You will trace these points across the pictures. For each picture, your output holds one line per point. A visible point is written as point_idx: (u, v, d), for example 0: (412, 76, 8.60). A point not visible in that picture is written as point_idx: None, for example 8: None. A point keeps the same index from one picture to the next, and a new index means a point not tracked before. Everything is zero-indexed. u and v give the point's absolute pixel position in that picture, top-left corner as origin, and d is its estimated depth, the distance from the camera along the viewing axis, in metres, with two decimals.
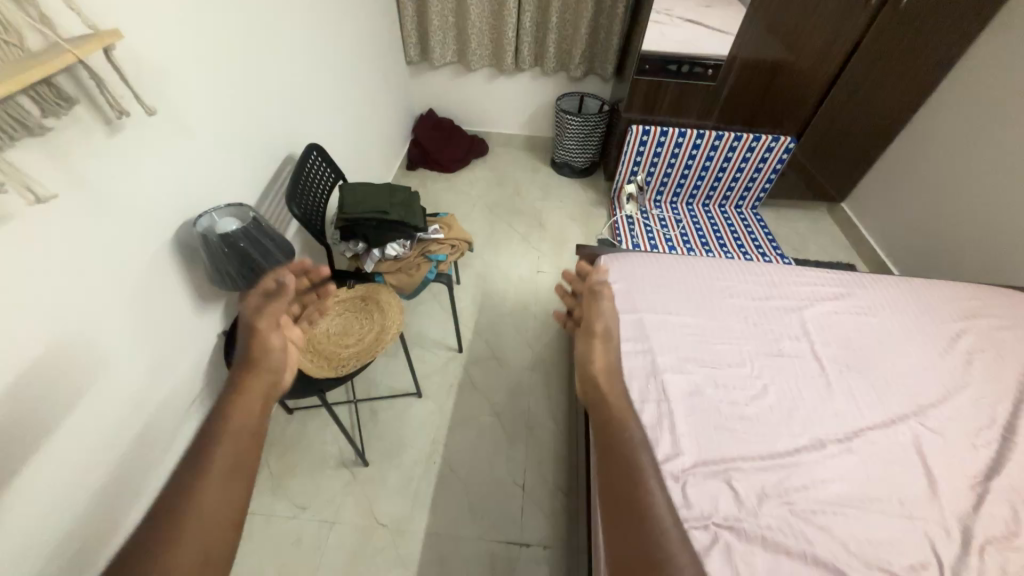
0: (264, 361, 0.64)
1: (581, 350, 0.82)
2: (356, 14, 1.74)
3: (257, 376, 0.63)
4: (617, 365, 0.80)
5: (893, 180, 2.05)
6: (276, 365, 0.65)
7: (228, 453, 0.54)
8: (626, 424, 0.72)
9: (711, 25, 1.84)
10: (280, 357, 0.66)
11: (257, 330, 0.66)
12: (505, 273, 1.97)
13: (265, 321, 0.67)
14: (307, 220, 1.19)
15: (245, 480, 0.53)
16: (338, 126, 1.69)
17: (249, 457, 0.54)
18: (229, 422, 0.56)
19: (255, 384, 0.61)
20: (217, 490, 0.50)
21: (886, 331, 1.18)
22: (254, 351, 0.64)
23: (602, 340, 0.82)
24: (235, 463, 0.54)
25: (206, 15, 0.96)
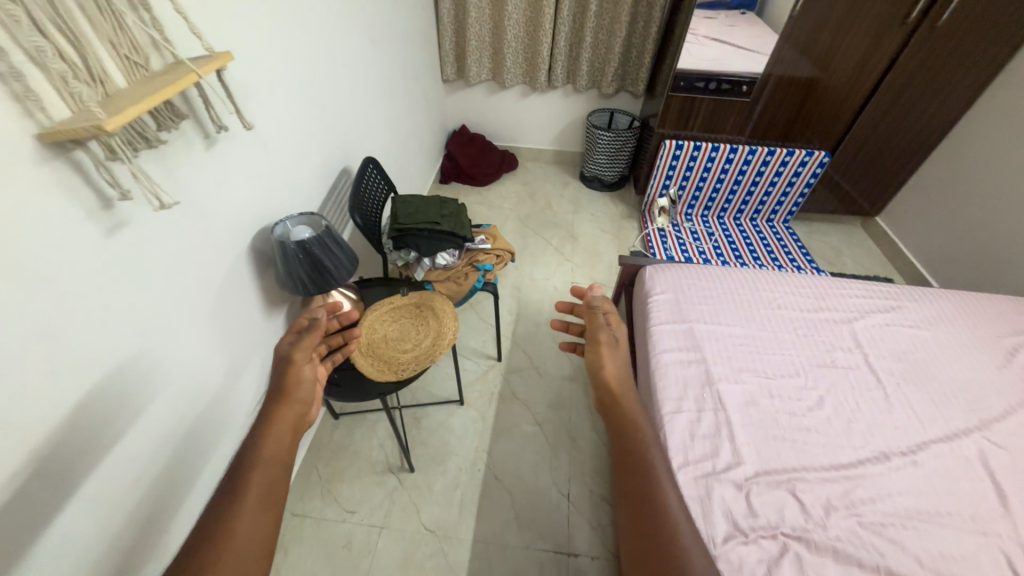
0: (297, 392, 0.69)
1: (588, 360, 0.81)
2: (402, 35, 1.83)
3: (286, 407, 0.67)
4: (627, 371, 0.78)
5: (930, 194, 2.03)
6: (305, 397, 0.70)
7: (263, 480, 0.57)
8: (640, 427, 0.69)
9: (736, 42, 1.89)
10: (310, 389, 0.70)
11: (292, 362, 0.72)
12: (540, 284, 2.00)
13: (300, 354, 0.73)
14: (366, 230, 1.24)
15: (274, 512, 0.56)
16: (385, 141, 1.76)
17: (280, 487, 0.58)
18: (263, 450, 0.60)
19: (282, 413, 0.66)
20: (251, 518, 0.54)
21: (940, 344, 1.17)
22: (288, 382, 0.70)
23: (608, 349, 0.80)
24: (267, 492, 0.57)
25: (281, 38, 1.03)
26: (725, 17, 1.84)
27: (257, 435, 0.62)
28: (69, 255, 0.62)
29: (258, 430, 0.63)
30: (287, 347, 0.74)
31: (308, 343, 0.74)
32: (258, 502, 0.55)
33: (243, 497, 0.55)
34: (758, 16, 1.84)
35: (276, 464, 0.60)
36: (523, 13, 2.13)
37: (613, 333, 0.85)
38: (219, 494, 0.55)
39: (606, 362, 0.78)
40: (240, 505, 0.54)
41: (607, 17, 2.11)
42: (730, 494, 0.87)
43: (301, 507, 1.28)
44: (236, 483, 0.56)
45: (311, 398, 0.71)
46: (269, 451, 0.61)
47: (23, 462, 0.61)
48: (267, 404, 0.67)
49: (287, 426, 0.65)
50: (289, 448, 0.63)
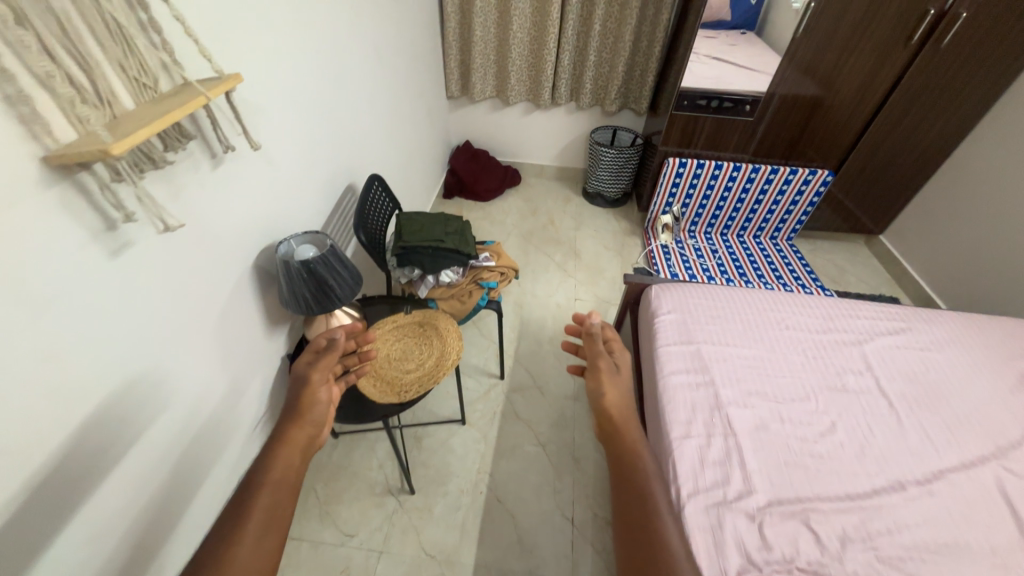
0: (310, 414, 0.69)
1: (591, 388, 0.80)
2: (407, 52, 1.85)
3: (298, 429, 0.66)
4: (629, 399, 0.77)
5: (934, 213, 2.03)
6: (318, 420, 0.70)
7: (266, 503, 0.56)
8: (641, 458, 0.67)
9: (739, 62, 1.90)
10: (323, 411, 0.70)
11: (309, 382, 0.72)
12: (542, 301, 1.99)
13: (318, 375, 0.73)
14: (372, 248, 1.23)
15: (278, 538, 0.54)
16: (388, 158, 1.77)
17: (283, 512, 0.56)
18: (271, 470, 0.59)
19: (295, 434, 0.65)
20: (252, 544, 0.52)
21: (952, 368, 1.15)
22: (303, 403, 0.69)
23: (608, 377, 0.80)
24: (270, 516, 0.55)
25: (290, 57, 1.03)
26: (726, 37, 1.85)
27: (267, 453, 0.61)
28: (73, 275, 0.61)
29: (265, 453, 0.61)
30: (306, 368, 0.75)
31: (326, 365, 0.75)
32: (262, 524, 0.54)
33: (248, 518, 0.53)
34: (757, 36, 1.86)
35: (283, 486, 0.58)
36: (527, 32, 2.16)
37: (613, 360, 0.85)
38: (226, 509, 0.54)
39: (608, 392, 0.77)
40: (244, 526, 0.53)
41: (611, 37, 2.14)
42: (743, 525, 0.84)
43: (298, 531, 1.25)
44: (243, 502, 0.55)
45: (323, 419, 0.71)
46: (277, 475, 0.59)
47: (19, 488, 0.59)
48: (280, 427, 0.66)
49: (297, 449, 0.64)
50: (298, 470, 0.62)
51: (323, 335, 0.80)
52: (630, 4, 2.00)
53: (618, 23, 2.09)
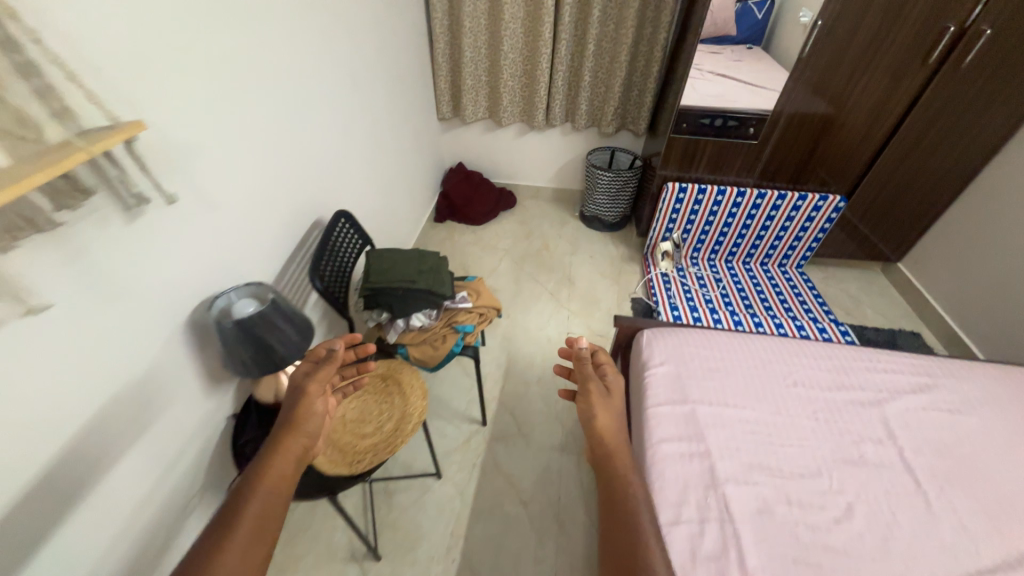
0: (305, 424, 0.70)
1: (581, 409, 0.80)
2: (389, 76, 1.77)
3: (292, 438, 0.69)
4: (620, 424, 0.76)
5: (957, 241, 1.86)
6: (311, 431, 0.71)
7: (256, 513, 0.58)
8: (629, 481, 0.68)
9: (744, 78, 1.78)
10: (318, 423, 0.72)
11: (306, 392, 0.72)
12: (532, 335, 1.87)
13: (315, 386, 0.73)
14: (332, 297, 1.14)
15: (265, 548, 0.56)
16: (367, 186, 1.68)
17: (272, 522, 0.59)
18: (262, 480, 0.62)
19: (288, 444, 0.67)
20: (239, 552, 0.54)
21: (986, 435, 1.00)
22: (298, 414, 0.70)
23: (598, 398, 0.80)
24: (258, 525, 0.57)
25: (241, 90, 0.95)
26: (731, 53, 1.74)
27: (258, 465, 0.64)
28: None
29: (260, 463, 0.64)
30: (303, 377, 0.75)
31: (323, 374, 0.75)
32: (250, 533, 0.56)
33: (236, 527, 0.55)
34: (765, 51, 1.73)
35: (273, 496, 0.61)
36: (519, 52, 2.08)
37: (604, 383, 0.84)
38: (216, 518, 0.56)
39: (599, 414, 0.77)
40: (231, 535, 0.55)
41: (607, 57, 2.05)
42: None
43: None
44: (233, 511, 0.57)
45: (318, 431, 0.73)
46: (267, 486, 0.61)
47: None
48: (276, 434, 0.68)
49: (290, 459, 0.66)
50: (288, 481, 0.65)
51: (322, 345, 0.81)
52: (625, 23, 1.91)
53: (614, 42, 1.99)
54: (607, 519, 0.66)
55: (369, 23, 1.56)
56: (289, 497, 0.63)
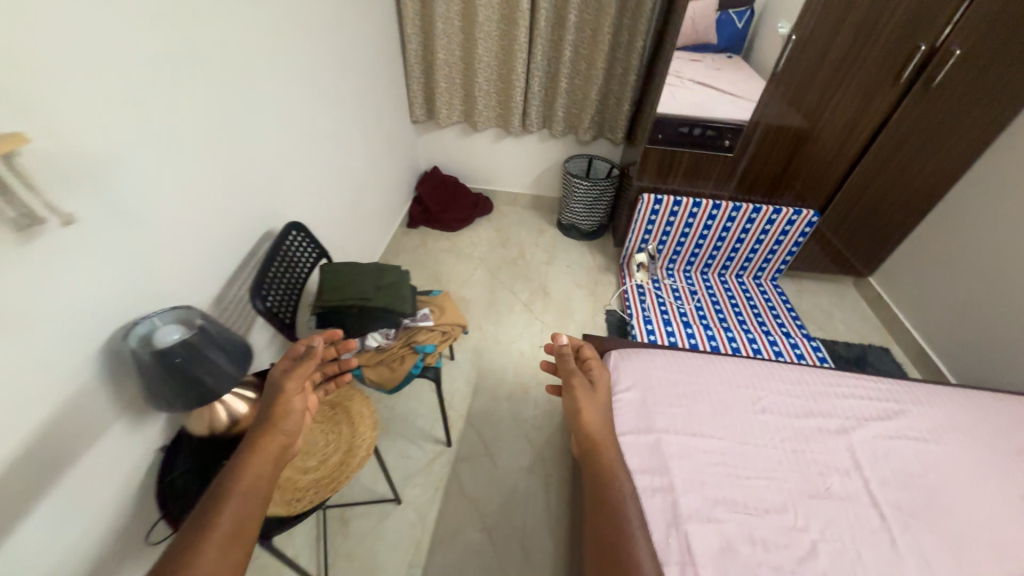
0: (283, 422, 0.70)
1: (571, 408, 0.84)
2: (356, 77, 1.69)
3: (270, 438, 0.68)
4: (603, 421, 0.82)
5: (926, 258, 1.87)
6: (291, 428, 0.71)
7: (233, 513, 0.58)
8: (616, 479, 0.74)
9: (722, 88, 1.75)
10: (296, 420, 0.72)
11: (283, 391, 0.74)
12: (503, 348, 1.81)
13: (293, 383, 0.74)
14: (277, 320, 1.07)
15: (244, 547, 0.56)
16: (329, 192, 1.60)
17: (250, 522, 0.58)
18: (240, 480, 0.62)
19: (266, 443, 0.67)
20: (217, 552, 0.54)
21: (950, 465, 0.98)
22: (276, 411, 0.71)
23: (582, 392, 0.84)
24: (236, 526, 0.57)
25: (171, 93, 0.86)
26: (710, 61, 1.70)
27: (237, 463, 0.63)
28: None
29: (236, 462, 0.64)
30: (281, 374, 0.76)
31: (301, 371, 0.76)
32: (228, 535, 0.56)
33: (213, 528, 0.55)
34: (745, 62, 1.69)
35: (250, 496, 0.60)
36: (495, 56, 2.02)
37: (589, 380, 0.89)
38: (193, 518, 0.56)
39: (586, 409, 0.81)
40: (209, 536, 0.55)
41: (584, 63, 2.00)
42: None
43: None
44: (209, 511, 0.57)
45: (299, 428, 0.73)
46: (244, 486, 0.61)
47: None
48: (252, 434, 0.68)
49: (269, 458, 0.66)
50: (269, 480, 0.64)
51: (301, 343, 0.83)
52: (602, 29, 1.86)
53: (591, 49, 1.95)
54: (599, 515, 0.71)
55: (332, 21, 1.48)
56: (269, 496, 0.63)
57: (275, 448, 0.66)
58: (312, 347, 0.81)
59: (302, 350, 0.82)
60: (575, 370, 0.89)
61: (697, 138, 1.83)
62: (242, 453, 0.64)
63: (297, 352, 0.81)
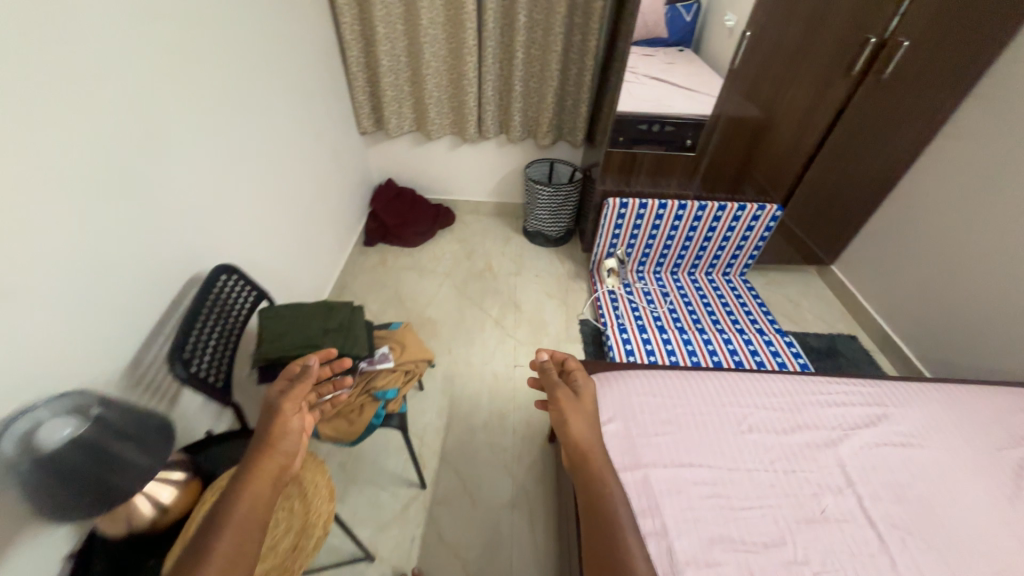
0: (280, 443, 0.69)
1: (556, 420, 0.84)
2: (291, 90, 1.53)
3: (268, 461, 0.68)
4: (593, 428, 0.83)
5: (885, 245, 1.90)
6: (289, 450, 0.71)
7: (229, 544, 0.59)
8: (607, 485, 0.77)
9: (676, 82, 1.69)
10: (293, 442, 0.71)
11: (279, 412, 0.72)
12: (476, 372, 1.70)
13: (289, 404, 0.73)
14: (204, 385, 0.93)
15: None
16: (269, 220, 1.44)
17: (247, 551, 0.60)
18: (237, 506, 0.62)
19: (264, 466, 0.67)
20: None
21: (936, 470, 0.96)
22: (273, 433, 0.70)
23: (568, 403, 0.85)
24: (231, 557, 0.59)
25: (37, 134, 0.71)
26: (663, 55, 1.62)
27: (234, 489, 0.64)
28: None
29: (235, 486, 0.64)
30: (275, 396, 0.74)
31: (298, 392, 0.74)
32: (224, 567, 0.58)
33: (210, 560, 0.57)
34: (698, 54, 1.63)
35: (246, 524, 0.61)
36: (443, 60, 1.90)
37: (573, 387, 0.88)
38: (191, 546, 0.58)
39: (571, 420, 0.82)
40: (205, 568, 0.57)
41: (537, 64, 1.92)
42: None
43: None
44: (206, 542, 0.59)
45: (295, 449, 0.72)
46: (240, 515, 0.62)
47: None
48: (250, 454, 0.68)
49: (266, 483, 0.66)
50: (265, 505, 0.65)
51: (297, 363, 0.81)
52: (554, 29, 1.78)
53: (543, 50, 1.87)
54: (587, 516, 0.77)
55: (256, 30, 1.32)
56: (266, 521, 0.64)
57: (273, 472, 0.66)
58: (308, 366, 0.80)
59: (297, 368, 0.81)
60: (559, 382, 0.90)
61: (656, 135, 1.78)
62: (240, 477, 0.64)
63: (293, 370, 0.80)
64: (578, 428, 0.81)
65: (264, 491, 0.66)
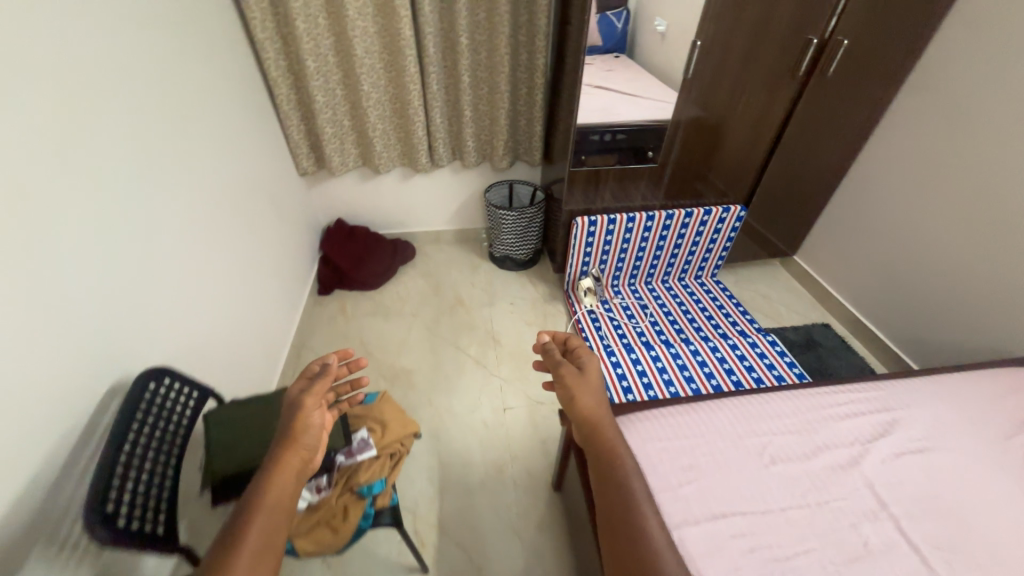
0: (303, 437, 0.68)
1: (563, 396, 0.91)
2: (215, 140, 1.34)
3: (292, 453, 0.66)
4: (601, 400, 0.89)
5: (843, 232, 1.95)
6: (311, 444, 0.69)
7: (260, 531, 0.57)
8: (621, 455, 0.84)
9: (619, 88, 1.65)
10: (316, 437, 0.69)
11: (301, 407, 0.71)
12: (463, 422, 1.56)
13: (311, 398, 0.72)
14: (141, 539, 0.74)
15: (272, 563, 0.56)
16: (201, 295, 1.24)
17: (276, 539, 0.58)
18: (265, 497, 0.60)
19: (290, 458, 0.65)
20: (248, 569, 0.54)
21: (957, 474, 0.95)
22: (296, 427, 0.68)
23: (574, 379, 0.91)
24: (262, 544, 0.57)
25: None
26: (600, 63, 1.56)
27: (261, 480, 0.62)
28: None
29: (261, 478, 0.62)
30: (297, 392, 0.73)
31: (319, 387, 0.73)
32: (256, 555, 0.55)
33: (241, 547, 0.55)
34: (631, 58, 1.60)
35: (276, 513, 0.60)
36: (384, 89, 1.77)
37: (579, 364, 0.94)
38: (221, 535, 0.56)
39: (581, 395, 0.88)
40: (237, 556, 0.54)
41: (485, 87, 1.82)
42: None
43: None
44: (237, 529, 0.56)
45: (316, 445, 0.71)
46: (270, 502, 0.60)
47: None
48: (274, 447, 0.66)
49: (292, 474, 0.64)
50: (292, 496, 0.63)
51: (315, 362, 0.78)
52: (499, 49, 1.70)
53: (490, 72, 1.78)
54: (601, 479, 0.84)
55: (167, 79, 1.14)
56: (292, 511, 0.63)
57: (300, 464, 0.65)
58: (327, 363, 0.77)
59: (317, 368, 0.79)
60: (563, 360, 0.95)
61: (609, 146, 1.72)
62: (265, 468, 0.62)
63: (311, 369, 0.78)
64: (587, 400, 0.87)
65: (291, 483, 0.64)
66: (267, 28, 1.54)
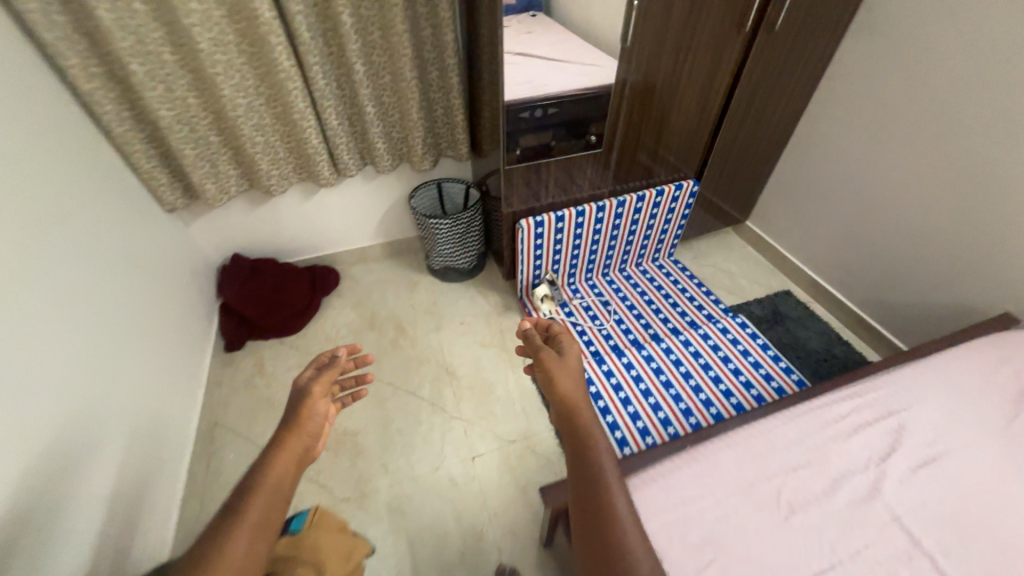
0: (308, 423, 0.69)
1: (543, 378, 0.80)
2: (22, 197, 0.95)
3: (296, 438, 0.66)
4: (581, 382, 0.77)
5: (794, 194, 1.88)
6: (314, 431, 0.70)
7: (260, 508, 0.57)
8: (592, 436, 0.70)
9: (542, 53, 1.33)
10: (320, 423, 0.70)
11: (308, 395, 0.71)
12: (429, 486, 1.34)
13: (318, 387, 0.72)
14: None
15: (271, 538, 0.56)
16: (41, 430, 0.87)
17: (276, 517, 0.58)
18: (266, 475, 0.60)
19: (292, 443, 0.65)
20: (244, 545, 0.53)
21: (977, 478, 0.86)
22: (301, 412, 0.69)
23: (554, 361, 0.80)
24: (263, 518, 0.57)
25: None
26: (517, 24, 1.23)
27: (264, 461, 0.62)
28: None
29: (264, 456, 0.62)
30: (305, 382, 0.73)
31: (327, 378, 0.74)
32: (256, 528, 0.55)
33: (243, 520, 0.55)
34: (548, 16, 1.30)
35: (277, 493, 0.59)
36: (256, 92, 1.38)
37: (559, 349, 0.84)
38: (226, 504, 0.56)
39: (558, 374, 0.77)
40: (238, 529, 0.54)
41: (386, 75, 1.48)
42: None
43: None
44: (239, 503, 0.56)
45: (319, 432, 0.71)
46: (273, 479, 0.60)
47: None
48: (278, 430, 0.67)
49: (293, 459, 0.64)
50: (293, 479, 0.63)
51: (324, 352, 0.79)
52: (395, 26, 1.35)
53: (389, 55, 1.43)
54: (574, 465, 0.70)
55: None
56: (291, 494, 0.62)
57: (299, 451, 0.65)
58: (337, 355, 0.78)
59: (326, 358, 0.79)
60: (543, 345, 0.85)
61: (539, 123, 1.42)
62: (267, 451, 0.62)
63: (322, 359, 0.78)
64: (566, 380, 0.76)
65: (292, 466, 0.64)
66: (55, 23, 1.08)
